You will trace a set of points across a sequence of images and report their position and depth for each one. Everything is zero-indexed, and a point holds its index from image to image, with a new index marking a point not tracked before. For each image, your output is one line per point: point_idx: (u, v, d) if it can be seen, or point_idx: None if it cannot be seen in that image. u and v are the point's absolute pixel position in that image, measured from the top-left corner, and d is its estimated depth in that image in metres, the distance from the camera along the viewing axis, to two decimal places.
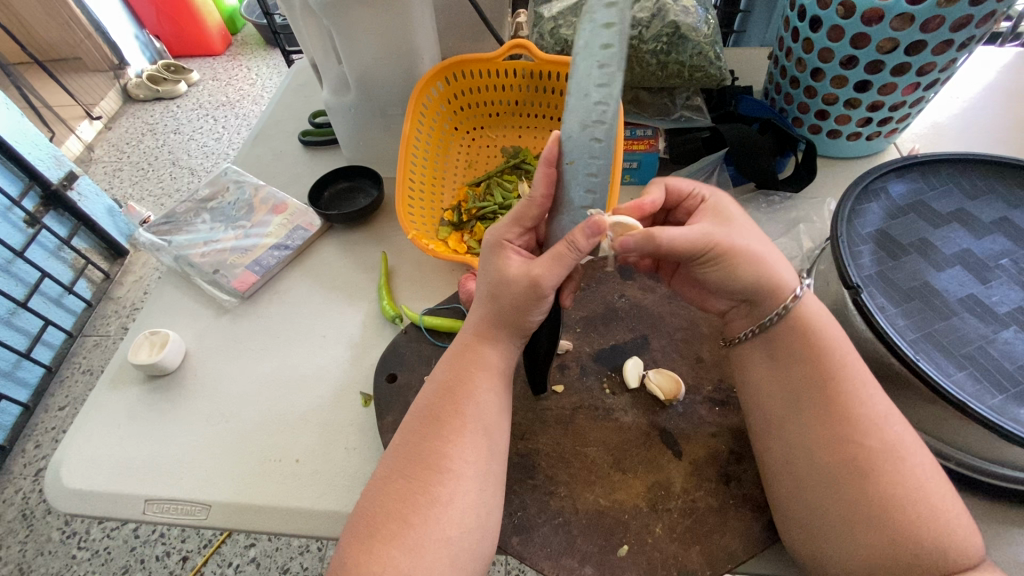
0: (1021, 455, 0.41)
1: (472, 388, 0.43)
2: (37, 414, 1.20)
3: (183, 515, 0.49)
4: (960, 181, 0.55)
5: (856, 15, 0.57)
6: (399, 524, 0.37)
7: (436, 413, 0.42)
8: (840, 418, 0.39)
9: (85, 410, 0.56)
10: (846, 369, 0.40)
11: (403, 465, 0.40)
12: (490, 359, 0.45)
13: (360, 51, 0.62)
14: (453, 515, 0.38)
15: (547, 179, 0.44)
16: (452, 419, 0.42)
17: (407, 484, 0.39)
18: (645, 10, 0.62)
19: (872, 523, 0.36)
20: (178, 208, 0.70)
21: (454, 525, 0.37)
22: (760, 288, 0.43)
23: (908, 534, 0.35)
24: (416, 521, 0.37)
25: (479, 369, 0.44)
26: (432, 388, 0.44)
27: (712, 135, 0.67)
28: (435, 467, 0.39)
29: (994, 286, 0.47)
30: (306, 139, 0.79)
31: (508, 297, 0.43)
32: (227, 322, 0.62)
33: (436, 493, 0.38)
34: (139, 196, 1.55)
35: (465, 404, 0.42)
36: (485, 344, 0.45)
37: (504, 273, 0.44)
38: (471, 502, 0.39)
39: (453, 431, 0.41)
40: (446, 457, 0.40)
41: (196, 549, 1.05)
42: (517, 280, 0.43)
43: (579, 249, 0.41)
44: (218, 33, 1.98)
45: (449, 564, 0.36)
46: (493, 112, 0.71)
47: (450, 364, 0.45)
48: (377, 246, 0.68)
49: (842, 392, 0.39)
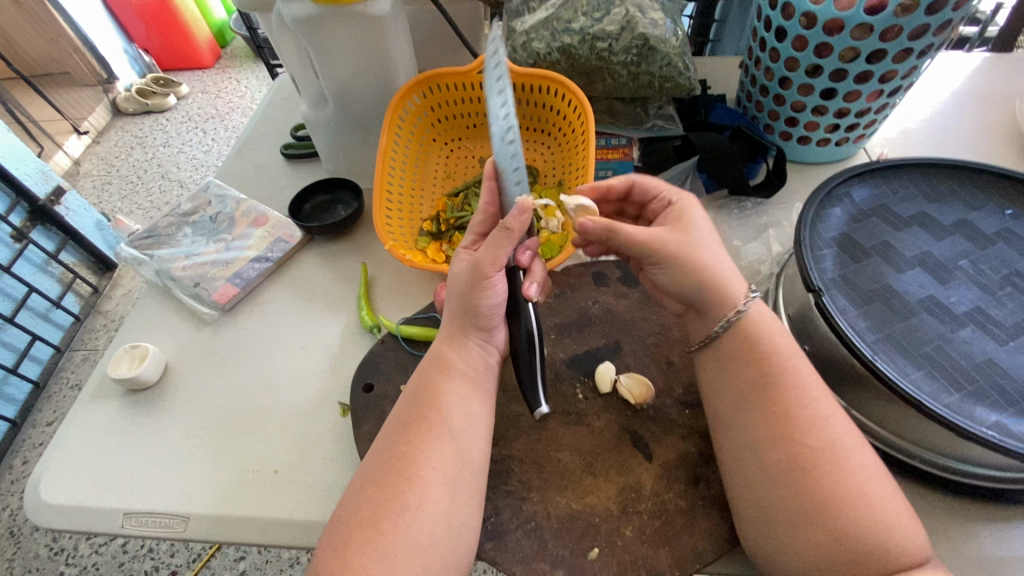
0: (978, 452, 0.42)
1: (441, 395, 0.44)
2: (24, 430, 1.19)
3: (161, 528, 0.49)
4: (921, 185, 0.56)
5: (818, 25, 0.58)
6: (372, 532, 0.38)
7: (407, 421, 0.43)
8: (787, 423, 0.39)
9: (65, 425, 0.56)
10: (793, 374, 0.42)
11: (372, 475, 0.41)
12: (456, 361, 0.47)
13: (337, 66, 0.63)
14: (423, 522, 0.38)
15: (491, 188, 0.49)
16: (421, 426, 0.43)
17: (378, 493, 0.39)
18: (615, 22, 0.63)
19: (818, 518, 0.36)
20: (160, 222, 0.71)
21: (424, 531, 0.38)
22: (707, 296, 0.45)
23: (854, 530, 0.36)
24: (387, 528, 0.38)
25: (445, 374, 0.46)
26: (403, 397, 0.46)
27: (683, 143, 0.68)
28: (406, 475, 0.40)
29: (953, 286, 0.49)
30: (288, 152, 0.80)
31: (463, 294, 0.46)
32: (208, 335, 0.63)
33: (407, 500, 0.39)
34: (127, 209, 1.55)
35: (432, 410, 0.44)
36: (452, 348, 0.47)
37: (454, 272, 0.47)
38: (441, 508, 0.39)
39: (421, 438, 0.42)
40: (415, 464, 0.40)
41: (185, 563, 1.04)
42: (464, 274, 0.46)
43: (511, 229, 0.44)
44: (207, 46, 2.00)
45: (420, 571, 0.37)
46: (470, 124, 0.73)
47: (420, 373, 0.47)
48: (357, 256, 0.69)
49: (781, 398, 0.40)
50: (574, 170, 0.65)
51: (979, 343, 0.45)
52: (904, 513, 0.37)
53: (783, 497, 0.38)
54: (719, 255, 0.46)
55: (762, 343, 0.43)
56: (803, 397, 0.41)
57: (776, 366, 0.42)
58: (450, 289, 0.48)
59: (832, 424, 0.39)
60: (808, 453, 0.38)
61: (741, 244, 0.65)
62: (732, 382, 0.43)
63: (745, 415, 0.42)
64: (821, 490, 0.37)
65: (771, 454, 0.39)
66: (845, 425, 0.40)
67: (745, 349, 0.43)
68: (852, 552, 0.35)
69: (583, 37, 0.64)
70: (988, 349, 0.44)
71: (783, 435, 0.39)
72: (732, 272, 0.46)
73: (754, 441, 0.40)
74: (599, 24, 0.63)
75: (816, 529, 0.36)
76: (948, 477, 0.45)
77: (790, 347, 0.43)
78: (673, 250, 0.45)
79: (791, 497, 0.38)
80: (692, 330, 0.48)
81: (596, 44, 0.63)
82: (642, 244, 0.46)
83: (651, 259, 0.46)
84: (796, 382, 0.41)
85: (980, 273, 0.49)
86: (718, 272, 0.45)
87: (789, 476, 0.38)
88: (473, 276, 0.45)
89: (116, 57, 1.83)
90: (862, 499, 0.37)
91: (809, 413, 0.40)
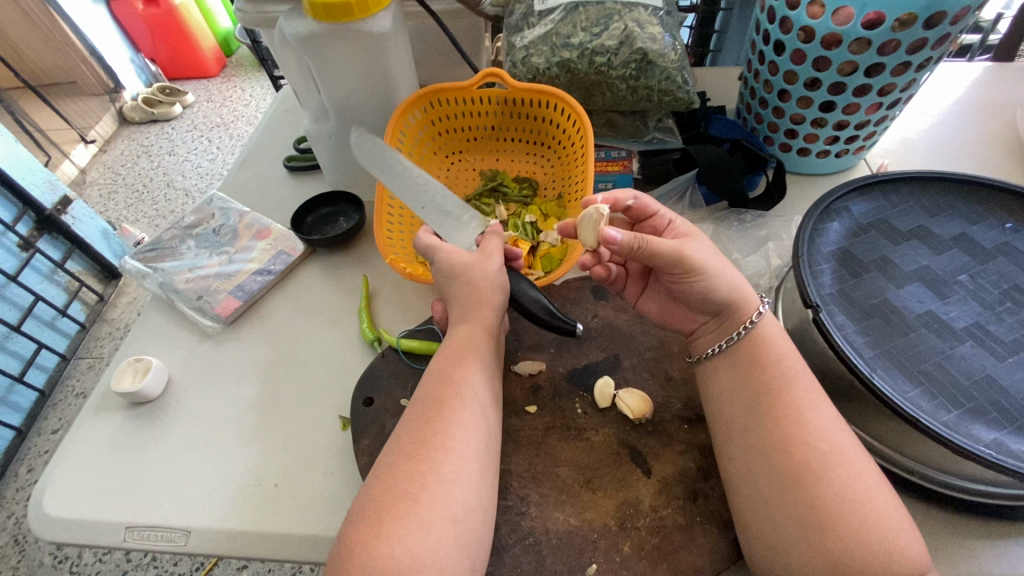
0: (978, 469, 0.42)
1: (466, 375, 0.46)
2: (29, 438, 1.20)
3: (162, 541, 0.50)
4: (920, 199, 0.56)
5: (816, 39, 0.59)
6: (407, 504, 0.38)
7: (436, 398, 0.44)
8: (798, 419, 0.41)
9: (68, 437, 0.57)
10: (798, 378, 0.43)
11: (404, 450, 0.41)
12: (477, 341, 0.49)
13: (338, 81, 0.64)
14: (459, 492, 0.40)
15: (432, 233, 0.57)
16: (452, 401, 0.44)
17: (412, 466, 0.40)
18: (614, 37, 0.63)
19: (820, 531, 0.37)
20: (164, 235, 0.72)
21: (459, 501, 0.39)
22: (729, 302, 0.47)
23: (854, 543, 0.36)
24: (424, 499, 0.39)
25: (468, 351, 0.48)
26: (425, 377, 0.47)
27: (682, 156, 0.69)
28: (441, 447, 0.41)
29: (952, 301, 0.49)
30: (290, 165, 0.81)
31: (474, 274, 0.50)
32: (210, 347, 0.63)
33: (442, 472, 0.40)
34: (132, 218, 1.56)
35: (460, 387, 0.45)
36: (471, 328, 0.49)
37: (459, 261, 0.51)
38: (472, 484, 0.41)
39: (453, 411, 0.43)
40: (449, 437, 0.42)
41: (188, 572, 1.05)
42: (471, 258, 0.51)
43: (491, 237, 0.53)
44: (213, 56, 2.02)
45: (453, 541, 0.38)
46: (471, 137, 0.73)
47: (443, 353, 0.48)
48: (358, 268, 0.69)
49: (789, 400, 0.41)
50: (573, 184, 0.66)
51: (978, 359, 0.45)
52: (905, 529, 0.37)
53: (785, 510, 0.38)
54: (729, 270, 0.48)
55: (768, 344, 0.45)
56: (802, 406, 0.41)
57: (776, 379, 0.43)
58: (459, 273, 0.51)
59: (831, 436, 0.40)
60: (808, 465, 0.38)
61: (740, 257, 0.65)
62: (736, 395, 0.44)
63: (749, 427, 0.42)
64: (822, 502, 0.37)
65: (772, 464, 0.40)
66: (845, 440, 0.40)
67: (753, 363, 0.44)
68: (854, 565, 0.35)
69: (582, 52, 0.64)
70: (987, 366, 0.44)
71: (784, 446, 0.40)
72: (741, 280, 0.48)
73: (757, 452, 0.41)
74: (598, 38, 0.63)
75: (817, 541, 0.36)
76: (946, 493, 0.44)
77: (794, 361, 0.44)
78: (699, 260, 0.46)
79: (792, 510, 0.38)
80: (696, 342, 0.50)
81: (595, 58, 0.63)
82: (672, 256, 0.46)
83: (676, 271, 0.47)
84: (797, 394, 0.42)
85: (979, 288, 0.49)
86: (733, 280, 0.47)
87: (791, 487, 0.38)
88: (486, 257, 0.51)
89: (123, 67, 1.85)
90: (861, 513, 0.37)
91: (809, 426, 0.40)
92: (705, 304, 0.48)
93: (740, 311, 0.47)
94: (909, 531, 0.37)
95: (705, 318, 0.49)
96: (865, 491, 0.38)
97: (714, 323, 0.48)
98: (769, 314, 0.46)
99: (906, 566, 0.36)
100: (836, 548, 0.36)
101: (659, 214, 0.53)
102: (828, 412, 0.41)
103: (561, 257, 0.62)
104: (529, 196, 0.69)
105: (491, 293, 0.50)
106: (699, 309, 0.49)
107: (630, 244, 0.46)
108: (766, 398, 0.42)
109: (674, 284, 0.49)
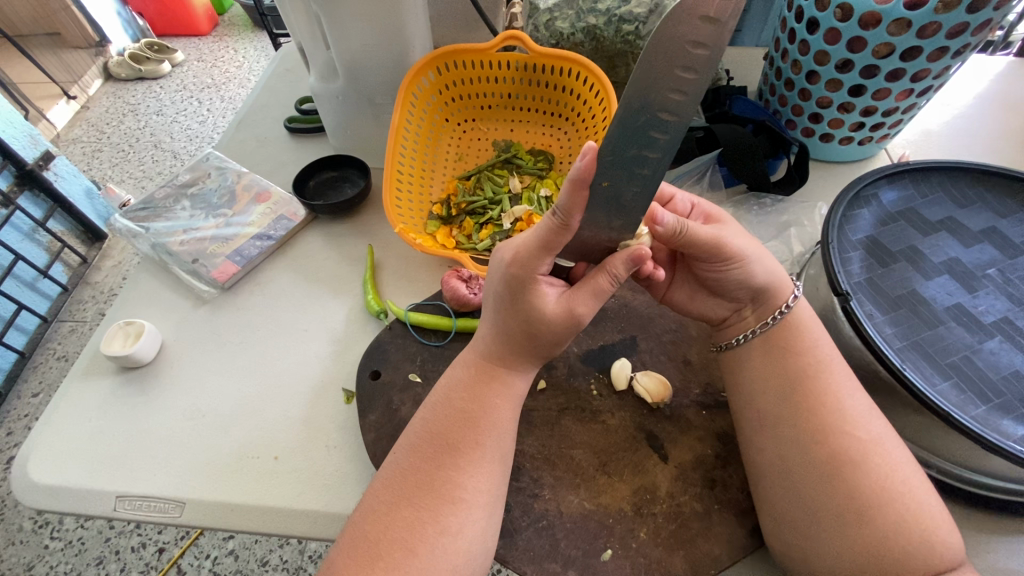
0: (1003, 465, 0.41)
1: (486, 412, 0.42)
2: (9, 400, 1.17)
3: (156, 512, 0.48)
4: (951, 189, 0.55)
5: (853, 18, 0.56)
6: (403, 552, 0.36)
7: (450, 437, 0.41)
8: (831, 425, 0.39)
9: (55, 401, 0.54)
10: (840, 390, 0.40)
11: (406, 489, 0.39)
12: (515, 386, 0.44)
13: (349, 36, 0.60)
14: (460, 544, 0.37)
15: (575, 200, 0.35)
16: (468, 448, 0.40)
17: (414, 514, 0.38)
18: (643, 5, 0.60)
19: (857, 520, 0.36)
20: (157, 193, 0.68)
21: (458, 552, 0.37)
22: (766, 287, 0.45)
23: (893, 533, 0.35)
24: (423, 551, 0.36)
25: (502, 396, 0.43)
26: (443, 402, 0.43)
27: (705, 134, 0.66)
28: (447, 497, 0.38)
29: (981, 295, 0.47)
30: (292, 126, 0.77)
31: (547, 334, 0.41)
32: (206, 313, 0.60)
33: (446, 523, 0.37)
34: (118, 178, 1.50)
35: (476, 429, 0.41)
36: (512, 371, 0.44)
37: (543, 312, 0.40)
38: (479, 531, 0.38)
39: (468, 460, 0.40)
40: (459, 487, 0.39)
41: (173, 541, 1.03)
42: (555, 310, 0.40)
43: (618, 279, 0.40)
44: (205, 13, 1.93)
45: None
46: (485, 104, 0.70)
47: (464, 382, 0.43)
48: (363, 238, 0.66)
49: (827, 406, 0.40)
50: None
51: (1007, 355, 0.44)
52: (941, 518, 0.36)
53: (820, 502, 0.37)
54: (771, 263, 0.46)
55: (815, 360, 0.42)
56: (837, 395, 0.40)
57: (809, 367, 0.42)
58: (537, 321, 0.41)
59: (869, 425, 0.39)
60: (845, 455, 0.38)
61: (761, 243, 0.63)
62: (768, 382, 0.43)
63: (782, 415, 0.41)
64: (861, 490, 0.37)
65: (806, 453, 0.39)
66: (881, 428, 0.39)
67: (786, 349, 0.43)
68: (892, 559, 0.35)
69: (609, 19, 0.62)
70: (1015, 361, 0.43)
71: (819, 434, 0.39)
72: (773, 263, 0.46)
73: (791, 442, 0.40)
74: (627, 5, 0.61)
75: (855, 531, 0.36)
76: (964, 488, 0.44)
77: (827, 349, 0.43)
78: (736, 248, 0.43)
79: (829, 499, 0.37)
80: (720, 330, 0.49)
81: (622, 26, 0.62)
82: (710, 243, 0.43)
83: (717, 259, 0.44)
84: (829, 382, 0.41)
85: (1009, 283, 0.48)
86: (767, 266, 0.45)
87: (829, 478, 0.38)
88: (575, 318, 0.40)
89: (108, 19, 1.76)
90: (901, 505, 0.36)
91: (845, 414, 0.39)
92: (739, 291, 0.46)
93: (774, 300, 0.45)
94: (947, 517, 0.36)
95: (738, 306, 0.47)
96: (902, 480, 0.37)
97: (748, 309, 0.47)
98: (804, 299, 0.44)
99: (945, 555, 0.35)
100: (874, 538, 0.36)
101: (678, 199, 0.50)
102: (863, 399, 0.40)
103: None
104: (544, 168, 0.67)
105: (549, 350, 0.43)
106: (732, 297, 0.47)
107: (671, 229, 0.42)
108: (803, 398, 0.41)
109: (711, 271, 0.46)
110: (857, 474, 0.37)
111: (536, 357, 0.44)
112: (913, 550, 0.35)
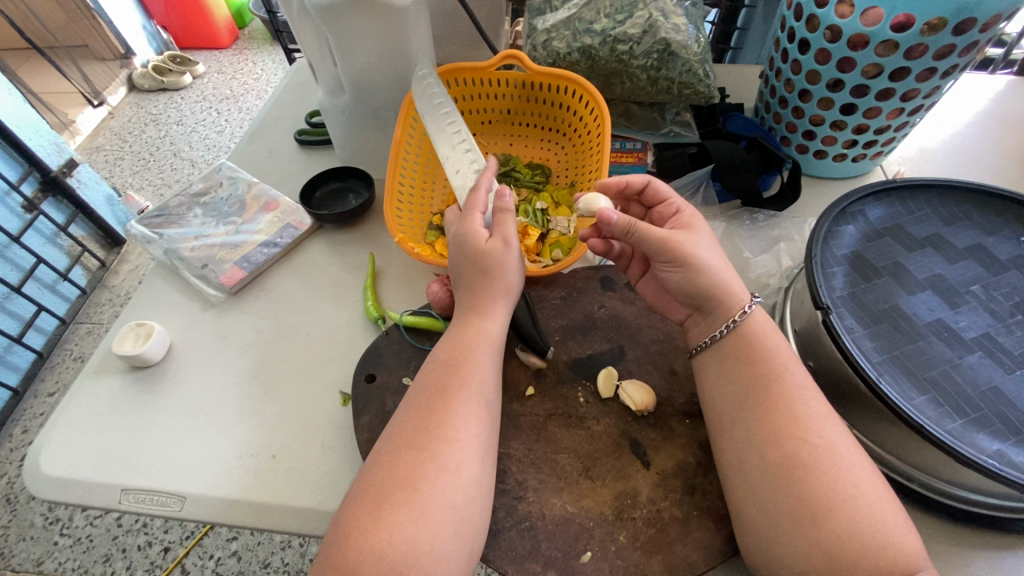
0: (978, 479, 0.42)
1: (475, 363, 0.46)
2: (26, 399, 1.20)
3: (158, 505, 0.50)
4: (937, 207, 0.56)
5: (842, 39, 0.57)
6: (407, 491, 0.38)
7: (441, 387, 0.44)
8: (790, 430, 0.40)
9: (68, 396, 0.57)
10: (797, 393, 0.42)
11: (405, 438, 0.41)
12: (489, 330, 0.48)
13: (354, 53, 0.63)
14: (458, 483, 0.39)
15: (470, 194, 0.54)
16: (457, 392, 0.44)
17: (413, 456, 0.40)
18: (637, 25, 0.63)
19: (812, 523, 0.37)
20: (171, 201, 0.71)
21: (458, 493, 0.39)
22: (707, 300, 0.48)
23: (841, 541, 0.36)
24: (424, 488, 0.38)
25: (480, 347, 0.47)
26: (430, 366, 0.47)
27: (698, 150, 0.68)
28: (442, 438, 0.41)
29: (963, 311, 0.48)
30: (302, 139, 0.80)
31: (487, 259, 0.49)
32: (212, 316, 0.63)
33: (443, 461, 0.40)
34: (138, 185, 1.55)
35: (468, 377, 0.45)
36: (484, 317, 0.49)
37: (478, 245, 0.50)
38: (474, 474, 0.40)
39: (458, 402, 0.43)
40: (451, 428, 0.41)
41: (178, 540, 1.05)
42: (489, 242, 0.50)
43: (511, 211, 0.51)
44: (225, 27, 1.99)
45: (453, 529, 0.38)
46: (486, 119, 0.72)
47: (448, 344, 0.48)
48: (365, 246, 0.69)
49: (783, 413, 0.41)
50: (585, 171, 0.65)
51: (986, 370, 0.44)
52: (900, 531, 0.37)
53: (776, 502, 0.38)
54: (725, 271, 0.48)
55: (779, 367, 0.44)
56: (794, 401, 0.41)
57: (768, 373, 0.43)
58: (479, 255, 0.49)
59: (822, 431, 0.40)
60: (798, 459, 0.39)
61: (751, 256, 0.65)
62: (729, 388, 0.44)
63: (739, 422, 0.42)
64: (814, 494, 0.37)
65: (759, 468, 0.40)
66: (836, 434, 0.40)
67: (748, 357, 0.45)
68: (849, 555, 0.36)
69: (604, 39, 0.64)
70: (994, 377, 0.44)
71: (773, 439, 0.40)
72: (730, 275, 0.48)
73: (748, 447, 0.41)
74: (621, 26, 0.64)
75: (811, 533, 0.37)
76: (942, 500, 0.44)
77: (787, 354, 0.45)
78: (688, 250, 0.47)
79: (784, 502, 0.38)
80: (692, 334, 0.50)
81: (617, 46, 0.64)
82: (660, 244, 0.47)
83: (663, 259, 0.48)
84: (790, 387, 0.42)
85: (992, 299, 0.49)
86: (719, 277, 0.47)
87: (786, 479, 0.38)
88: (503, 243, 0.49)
89: (133, 33, 1.83)
90: (853, 506, 0.37)
91: (798, 420, 0.40)
92: (687, 296, 0.49)
93: (725, 311, 0.47)
94: (903, 525, 0.37)
95: (691, 313, 0.50)
96: (856, 482, 0.38)
97: (700, 319, 0.49)
98: (757, 310, 0.46)
99: (898, 557, 0.36)
100: (822, 545, 0.36)
101: (671, 201, 0.53)
102: (819, 408, 0.41)
103: (570, 246, 0.60)
104: (540, 182, 0.68)
105: (502, 282, 0.49)
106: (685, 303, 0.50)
107: (622, 226, 0.48)
108: (757, 396, 0.42)
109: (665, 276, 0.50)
110: (812, 474, 0.38)
111: (496, 300, 0.49)
112: (864, 546, 0.36)
